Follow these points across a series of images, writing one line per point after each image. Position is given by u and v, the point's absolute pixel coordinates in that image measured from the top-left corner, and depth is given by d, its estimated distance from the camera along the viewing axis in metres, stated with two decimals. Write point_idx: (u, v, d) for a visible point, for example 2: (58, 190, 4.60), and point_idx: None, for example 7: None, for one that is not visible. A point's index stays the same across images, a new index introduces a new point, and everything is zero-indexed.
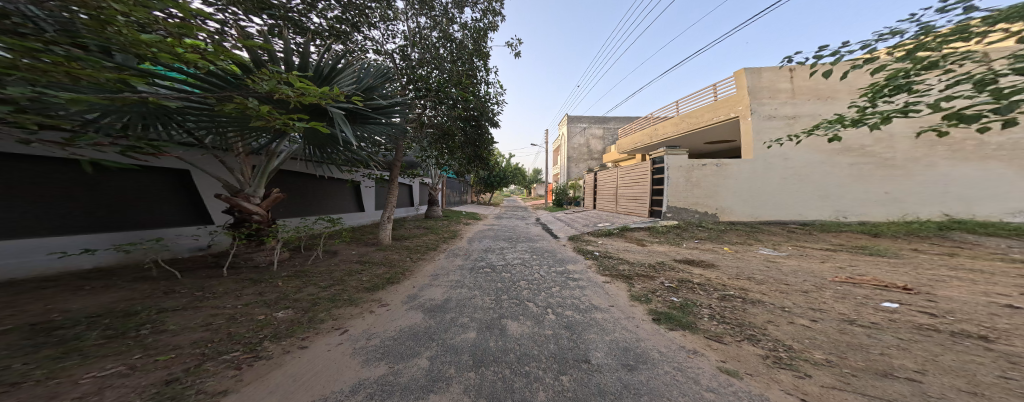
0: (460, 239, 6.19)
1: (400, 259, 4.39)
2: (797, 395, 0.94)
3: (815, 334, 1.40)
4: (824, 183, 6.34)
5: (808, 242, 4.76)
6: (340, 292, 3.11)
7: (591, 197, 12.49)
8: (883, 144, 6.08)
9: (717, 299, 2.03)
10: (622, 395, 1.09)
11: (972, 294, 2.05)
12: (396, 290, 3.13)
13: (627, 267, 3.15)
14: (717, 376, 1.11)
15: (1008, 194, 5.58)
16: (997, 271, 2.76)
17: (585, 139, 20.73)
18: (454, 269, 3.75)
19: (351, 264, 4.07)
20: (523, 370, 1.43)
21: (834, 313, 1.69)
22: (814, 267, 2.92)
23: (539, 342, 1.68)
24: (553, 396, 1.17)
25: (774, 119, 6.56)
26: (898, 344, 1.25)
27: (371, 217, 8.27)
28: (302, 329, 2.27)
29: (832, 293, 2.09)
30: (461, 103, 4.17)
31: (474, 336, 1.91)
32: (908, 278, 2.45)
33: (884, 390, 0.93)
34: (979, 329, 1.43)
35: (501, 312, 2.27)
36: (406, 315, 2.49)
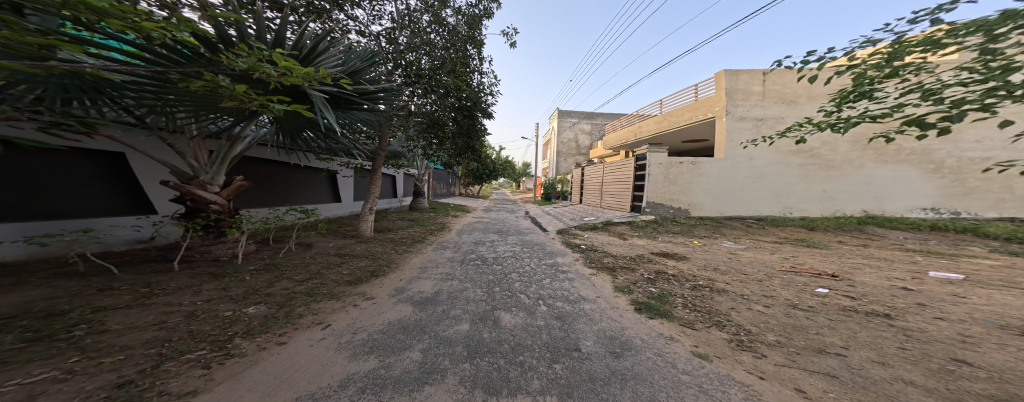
0: (446, 231, 6.10)
1: (383, 251, 4.25)
2: (756, 374, 1.13)
3: (768, 319, 1.64)
4: (777, 182, 7.08)
5: (761, 235, 5.41)
6: (319, 286, 2.98)
7: (578, 192, 12.81)
8: (827, 146, 6.87)
9: (689, 289, 2.27)
10: (611, 382, 1.25)
11: (880, 279, 2.50)
12: (382, 283, 3.09)
13: (611, 260, 3.37)
14: (691, 360, 1.28)
15: (913, 193, 6.65)
16: (899, 259, 3.37)
17: (575, 133, 20.86)
18: (444, 262, 3.75)
19: (328, 257, 3.88)
20: (518, 360, 1.56)
21: (782, 299, 1.97)
22: (766, 258, 3.35)
23: (533, 333, 1.79)
24: (548, 384, 1.32)
25: (744, 121, 7.07)
26: (829, 325, 1.52)
27: (351, 209, 7.87)
28: (279, 325, 2.17)
29: (780, 281, 2.43)
30: (453, 92, 3.98)
31: (467, 328, 1.98)
32: (835, 266, 2.93)
33: (820, 365, 1.14)
34: (885, 308, 1.78)
35: (494, 303, 2.35)
36: (394, 308, 2.49)
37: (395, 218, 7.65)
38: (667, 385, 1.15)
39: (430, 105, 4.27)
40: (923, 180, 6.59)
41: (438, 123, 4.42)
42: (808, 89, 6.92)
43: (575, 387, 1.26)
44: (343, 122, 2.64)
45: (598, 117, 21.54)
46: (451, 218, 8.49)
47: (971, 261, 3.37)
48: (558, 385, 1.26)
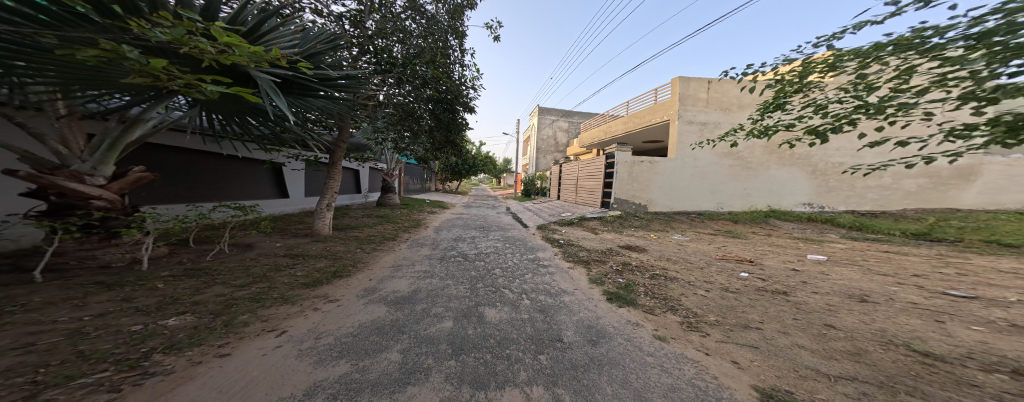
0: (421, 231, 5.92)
1: (345, 251, 4.07)
2: (701, 350, 1.57)
3: (708, 302, 2.16)
4: (712, 180, 8.10)
5: (700, 228, 6.41)
6: (267, 290, 2.64)
7: (556, 189, 13.28)
8: (748, 150, 8.00)
9: (648, 278, 2.71)
10: (591, 368, 1.46)
11: (780, 262, 3.34)
12: (345, 285, 2.93)
13: (585, 253, 3.77)
14: (654, 343, 1.64)
15: (800, 190, 8.09)
16: (796, 246, 4.38)
17: (554, 131, 21.35)
18: (421, 259, 3.82)
19: (277, 258, 3.56)
20: (504, 353, 1.67)
21: (718, 284, 2.53)
22: (704, 248, 4.07)
23: (518, 327, 1.98)
24: (535, 374, 1.46)
25: (692, 125, 7.89)
26: (752, 306, 2.09)
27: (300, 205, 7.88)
28: (217, 335, 1.86)
29: (715, 268, 3.03)
30: (432, 83, 4.02)
31: (451, 325, 2.07)
32: (752, 253, 3.77)
33: (746, 338, 1.67)
34: (784, 286, 2.49)
35: (477, 300, 2.49)
36: (364, 309, 2.40)
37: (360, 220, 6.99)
38: (636, 367, 1.44)
39: (402, 94, 4.23)
40: (805, 178, 8.05)
41: (413, 115, 4.37)
42: (739, 99, 8.00)
43: (559, 375, 1.44)
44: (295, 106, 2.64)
45: (575, 115, 22.35)
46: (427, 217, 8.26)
47: (832, 245, 4.58)
48: (544, 375, 1.41)
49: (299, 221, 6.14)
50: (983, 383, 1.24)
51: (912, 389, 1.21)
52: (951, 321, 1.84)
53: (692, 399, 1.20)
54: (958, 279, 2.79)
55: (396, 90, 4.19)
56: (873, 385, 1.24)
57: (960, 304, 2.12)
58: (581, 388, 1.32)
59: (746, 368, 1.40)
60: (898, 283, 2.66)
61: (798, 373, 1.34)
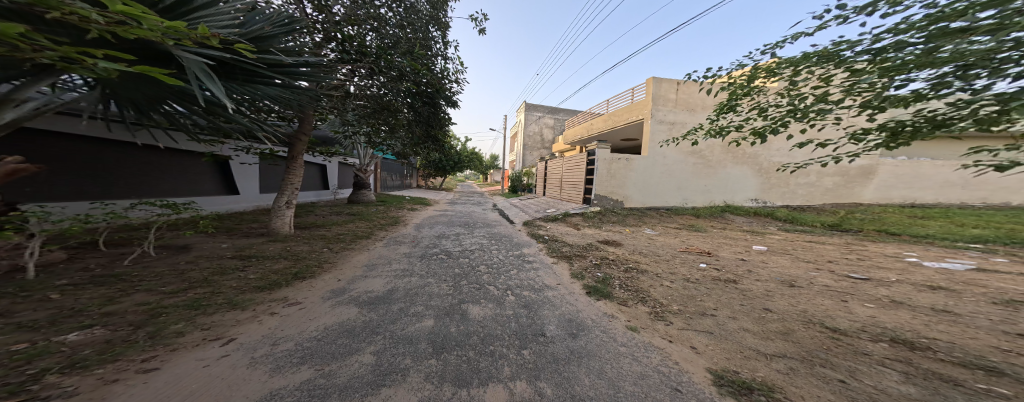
0: (398, 230, 5.71)
1: (309, 251, 3.82)
2: (664, 338, 1.80)
3: (672, 293, 2.51)
4: (679, 177, 8.75)
5: (666, 222, 7.05)
6: (208, 296, 2.30)
7: (541, 186, 13.57)
8: (708, 149, 8.71)
9: (623, 271, 3.07)
10: (571, 361, 1.56)
11: (732, 253, 3.91)
12: (311, 286, 2.72)
13: (568, 249, 4.08)
14: (626, 334, 1.84)
15: (749, 186, 9.02)
16: (744, 237, 5.12)
17: (540, 127, 21.63)
18: (398, 258, 3.77)
19: (222, 259, 3.16)
20: (488, 350, 1.70)
21: (682, 275, 2.96)
22: (670, 241, 4.59)
23: (502, 322, 2.04)
24: (520, 369, 1.52)
25: (662, 123, 8.34)
26: (708, 296, 2.44)
27: (251, 203, 7.20)
28: (140, 349, 1.56)
29: (679, 261, 3.48)
30: (409, 74, 3.91)
31: (432, 323, 2.05)
32: (710, 245, 4.35)
33: (703, 325, 1.97)
34: (734, 275, 2.96)
35: (461, 296, 2.52)
36: (332, 311, 2.24)
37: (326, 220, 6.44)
38: (610, 357, 1.58)
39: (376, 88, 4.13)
40: (753, 175, 8.97)
41: (389, 108, 4.33)
42: (704, 101, 8.57)
43: (542, 368, 1.52)
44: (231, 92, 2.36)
45: (561, 111, 22.80)
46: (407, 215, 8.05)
47: (771, 236, 5.38)
48: (527, 370, 1.47)
49: (254, 221, 5.55)
50: (871, 352, 1.63)
51: (823, 360, 1.55)
52: (851, 300, 2.40)
53: (658, 384, 1.37)
54: (859, 264, 3.52)
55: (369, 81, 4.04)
56: (800, 364, 1.53)
57: (858, 285, 2.74)
58: (561, 381, 1.40)
59: (703, 352, 1.65)
60: (816, 268, 3.31)
61: (744, 354, 1.62)
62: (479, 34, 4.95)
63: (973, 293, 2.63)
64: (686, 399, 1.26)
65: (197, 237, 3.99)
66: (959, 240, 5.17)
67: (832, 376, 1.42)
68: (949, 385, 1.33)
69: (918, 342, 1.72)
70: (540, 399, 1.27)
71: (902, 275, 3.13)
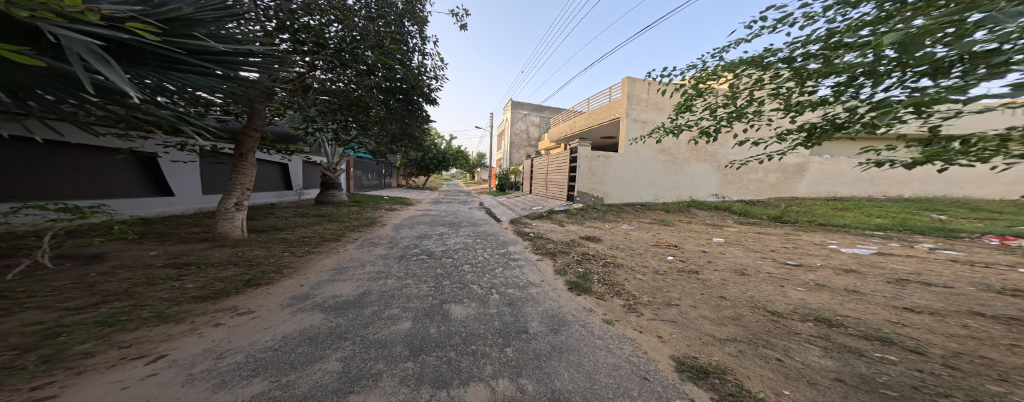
0: (371, 231, 5.45)
1: (266, 256, 3.50)
2: (636, 329, 1.93)
3: (645, 284, 2.68)
4: (651, 174, 9.29)
5: (638, 217, 7.48)
6: (130, 310, 2.00)
7: (528, 184, 13.74)
8: (676, 147, 9.34)
9: (602, 266, 3.22)
10: (552, 357, 1.62)
11: (698, 245, 4.26)
12: (266, 293, 2.50)
13: (552, 246, 4.19)
14: (602, 327, 1.95)
15: (710, 182, 9.81)
16: (710, 230, 5.60)
17: (526, 126, 21.80)
18: (373, 260, 3.59)
19: (151, 269, 2.77)
20: (470, 350, 1.71)
21: (653, 267, 3.18)
22: (645, 236, 4.88)
23: (485, 321, 2.05)
24: (502, 366, 1.55)
25: (636, 122, 8.75)
26: (675, 286, 2.65)
27: (186, 207, 6.45)
28: (28, 375, 1.29)
29: (651, 254, 3.73)
30: (380, 71, 3.80)
31: (409, 326, 1.99)
32: (679, 238, 4.71)
33: (669, 314, 2.14)
34: (698, 266, 3.23)
35: (443, 296, 2.48)
36: (293, 318, 2.08)
37: (286, 222, 5.94)
38: (588, 350, 1.68)
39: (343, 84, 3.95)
40: (714, 172, 9.76)
41: (360, 104, 4.20)
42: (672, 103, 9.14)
43: (523, 365, 1.56)
44: (145, 81, 2.05)
45: (546, 109, 23.10)
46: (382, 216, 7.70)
47: (729, 229, 5.96)
48: (510, 367, 1.50)
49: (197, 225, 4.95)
50: (801, 331, 1.92)
51: (765, 342, 1.79)
52: (789, 285, 2.77)
53: (628, 374, 1.49)
54: (795, 252, 4.04)
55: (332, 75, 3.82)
56: (748, 346, 1.75)
57: (793, 272, 3.16)
58: (542, 376, 1.46)
59: (668, 341, 1.80)
60: (767, 256, 3.73)
61: (702, 340, 1.81)
62: (461, 30, 4.88)
63: (881, 275, 3.16)
64: (654, 388, 1.40)
65: (115, 244, 3.46)
66: (865, 229, 6.13)
67: (771, 355, 1.66)
68: (854, 356, 1.65)
69: (837, 322, 2.07)
70: (521, 395, 1.31)
71: (834, 261, 3.63)
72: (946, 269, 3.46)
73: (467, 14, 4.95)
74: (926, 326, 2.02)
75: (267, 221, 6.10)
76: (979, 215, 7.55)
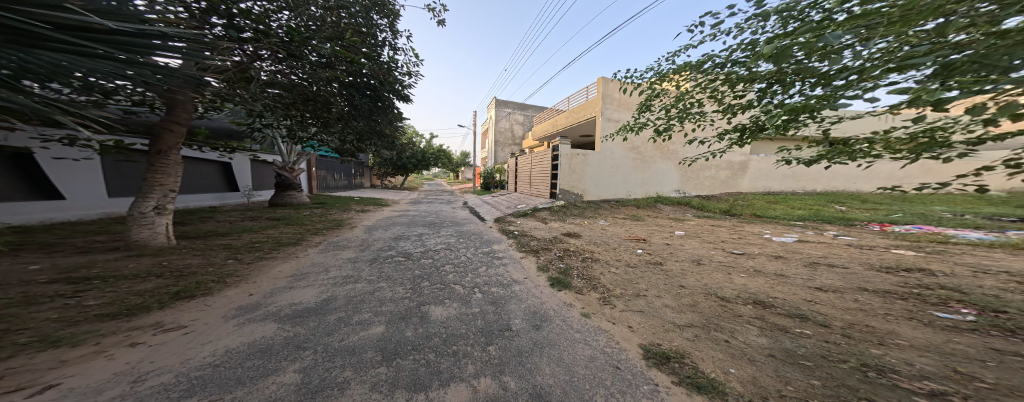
0: (336, 234, 5.08)
1: (207, 265, 3.11)
2: (609, 320, 2.06)
3: (619, 277, 2.84)
4: (623, 171, 9.77)
5: (610, 213, 7.87)
6: (9, 334, 1.66)
7: (512, 182, 13.80)
8: (644, 146, 9.93)
9: (580, 261, 3.35)
10: (533, 353, 1.68)
11: (664, 237, 4.61)
12: (198, 304, 2.24)
13: (535, 243, 4.26)
14: (580, 320, 2.04)
15: (674, 179, 10.54)
16: (677, 224, 6.05)
17: (510, 123, 21.73)
18: (341, 264, 3.37)
19: (47, 287, 2.34)
20: (450, 351, 1.70)
21: (623, 260, 3.38)
22: (619, 230, 5.16)
23: (466, 321, 2.05)
24: (484, 365, 1.57)
25: (609, 122, 9.14)
26: (643, 277, 2.84)
27: (83, 213, 5.57)
28: None
29: (623, 247, 3.96)
30: (340, 64, 3.55)
31: (382, 331, 1.91)
32: (649, 231, 5.05)
33: (635, 303, 2.30)
34: (662, 257, 3.51)
35: (420, 299, 2.42)
36: (242, 331, 1.89)
37: (233, 226, 5.33)
38: (568, 344, 1.76)
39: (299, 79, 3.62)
40: (677, 170, 10.49)
41: (320, 100, 3.90)
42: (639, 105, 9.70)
43: (505, 363, 1.59)
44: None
45: (530, 109, 23.08)
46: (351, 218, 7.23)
47: (690, 222, 6.51)
48: (491, 366, 1.53)
49: (106, 235, 4.26)
50: (744, 313, 2.21)
51: (716, 325, 2.02)
52: (734, 272, 3.12)
53: (602, 364, 1.58)
54: (739, 241, 4.55)
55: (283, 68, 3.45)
56: (704, 329, 1.96)
57: (738, 259, 3.58)
58: (524, 373, 1.50)
59: (636, 330, 1.94)
60: (723, 246, 4.15)
61: (665, 327, 1.97)
62: (436, 25, 4.74)
63: (806, 259, 3.69)
64: (625, 376, 1.49)
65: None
66: (793, 219, 7.08)
67: (721, 337, 1.88)
68: (782, 332, 1.95)
69: (773, 303, 2.40)
70: (502, 393, 1.35)
71: (778, 249, 4.14)
72: (855, 252, 4.12)
73: (444, 9, 4.80)
74: (831, 302, 2.48)
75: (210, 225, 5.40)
76: (875, 206, 9.10)
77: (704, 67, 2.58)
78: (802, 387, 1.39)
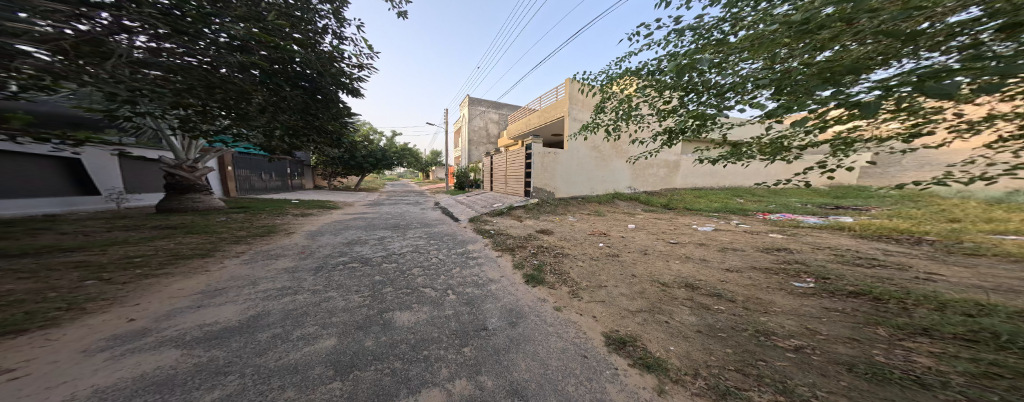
0: (267, 244, 4.40)
1: (59, 291, 2.40)
2: (575, 311, 2.22)
3: (587, 270, 3.09)
4: (587, 168, 10.29)
5: (575, 209, 8.30)
6: None
7: (488, 181, 13.58)
8: (605, 145, 10.53)
9: (552, 257, 3.55)
10: (510, 349, 1.70)
11: (622, 231, 5.11)
12: (58, 338, 1.71)
13: (510, 242, 4.36)
14: (554, 314, 2.16)
15: (628, 177, 11.52)
16: (636, 219, 6.70)
17: (484, 123, 20.70)
18: (275, 275, 2.98)
19: None
20: (421, 356, 1.62)
21: (587, 253, 3.69)
22: (586, 225, 5.55)
23: (439, 325, 1.99)
24: (459, 367, 1.53)
25: (576, 122, 9.38)
26: (603, 268, 3.14)
27: None
28: None
29: (588, 241, 4.29)
30: (260, 51, 3.02)
31: (334, 343, 1.72)
32: (608, 225, 5.55)
33: (598, 293, 2.55)
34: (618, 249, 3.91)
35: (382, 306, 2.28)
36: (130, 361, 1.50)
37: (91, 241, 4.11)
38: (542, 338, 1.84)
39: (198, 61, 2.82)
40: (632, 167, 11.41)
41: (239, 91, 3.07)
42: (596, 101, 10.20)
43: (483, 363, 1.58)
44: None
45: (506, 107, 22.11)
46: (285, 224, 6.22)
47: (641, 216, 7.33)
48: (467, 367, 1.51)
49: None
50: (681, 295, 2.62)
51: (659, 308, 2.35)
52: (673, 259, 3.68)
53: (571, 353, 1.70)
54: (676, 232, 5.32)
55: (169, 45, 2.65)
56: (648, 313, 2.26)
57: (673, 247, 4.20)
58: (501, 370, 1.52)
59: (599, 319, 2.13)
60: (670, 238, 4.80)
61: (622, 314, 2.21)
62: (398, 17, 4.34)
63: (728, 246, 4.52)
64: (592, 363, 1.63)
65: None
66: (709, 211, 8.58)
67: (663, 319, 2.19)
68: (705, 309, 2.38)
69: (701, 285, 2.89)
70: (481, 393, 1.34)
71: (706, 238, 5.01)
72: (745, 237, 5.22)
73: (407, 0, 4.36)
74: (740, 280, 3.09)
75: (64, 241, 4.06)
76: (758, 198, 11.62)
77: (641, 73, 2.90)
78: (721, 356, 1.73)
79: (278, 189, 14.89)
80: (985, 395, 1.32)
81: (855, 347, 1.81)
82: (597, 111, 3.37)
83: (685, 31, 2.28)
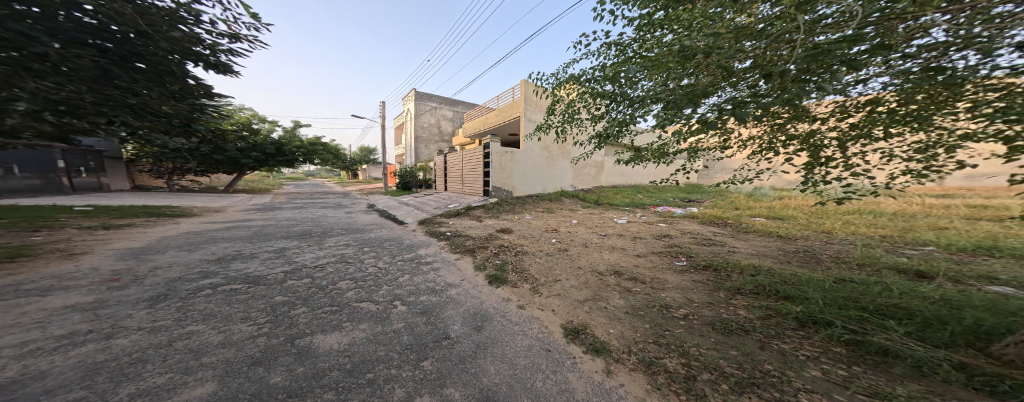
0: (5, 278, 2.78)
1: None
2: (537, 307, 2.29)
3: (545, 267, 3.21)
4: (539, 167, 10.72)
5: (524, 207, 8.51)
6: None
7: (440, 181, 12.84)
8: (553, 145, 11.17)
9: (513, 256, 3.57)
10: (476, 356, 1.61)
11: (573, 227, 5.50)
12: None
13: (470, 243, 4.17)
14: (519, 313, 2.17)
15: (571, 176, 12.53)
16: (580, 215, 7.30)
17: (435, 119, 19.16)
18: (69, 318, 1.99)
19: None
20: (364, 381, 1.38)
21: (543, 250, 3.84)
22: (539, 223, 5.78)
23: (388, 341, 1.73)
24: (418, 384, 1.37)
25: (530, 123, 9.60)
26: (557, 264, 3.31)
27: None
28: None
29: (545, 238, 4.47)
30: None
31: (217, 391, 1.28)
32: (558, 222, 5.90)
33: (556, 288, 2.69)
34: (569, 244, 4.20)
35: (290, 332, 1.83)
36: None
37: None
38: (508, 337, 1.83)
39: None
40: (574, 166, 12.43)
41: None
42: None
43: (447, 374, 1.45)
44: None
45: (461, 103, 21.00)
46: (52, 244, 4.11)
47: (582, 211, 8.06)
48: (428, 383, 1.35)
49: None
50: (620, 283, 2.99)
51: (601, 296, 2.62)
52: (612, 251, 4.17)
53: (531, 349, 1.74)
54: (614, 227, 6.06)
55: None
56: (593, 302, 2.50)
57: (608, 241, 4.74)
58: (468, 379, 1.42)
59: (557, 311, 2.25)
60: (613, 233, 5.42)
61: (576, 306, 2.38)
62: None
63: (651, 236, 5.40)
64: (555, 356, 1.69)
65: None
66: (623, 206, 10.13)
67: (606, 305, 2.46)
68: (630, 292, 2.78)
69: (636, 273, 3.36)
70: None
71: (631, 230, 5.88)
72: (643, 227, 6.39)
73: None
74: (664, 265, 3.72)
75: None
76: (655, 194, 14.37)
77: (581, 80, 3.18)
78: (649, 332, 2.04)
79: (43, 191, 9.88)
80: (771, 332, 1.98)
81: (714, 309, 2.41)
82: (548, 113, 3.52)
83: (610, 47, 2.69)
